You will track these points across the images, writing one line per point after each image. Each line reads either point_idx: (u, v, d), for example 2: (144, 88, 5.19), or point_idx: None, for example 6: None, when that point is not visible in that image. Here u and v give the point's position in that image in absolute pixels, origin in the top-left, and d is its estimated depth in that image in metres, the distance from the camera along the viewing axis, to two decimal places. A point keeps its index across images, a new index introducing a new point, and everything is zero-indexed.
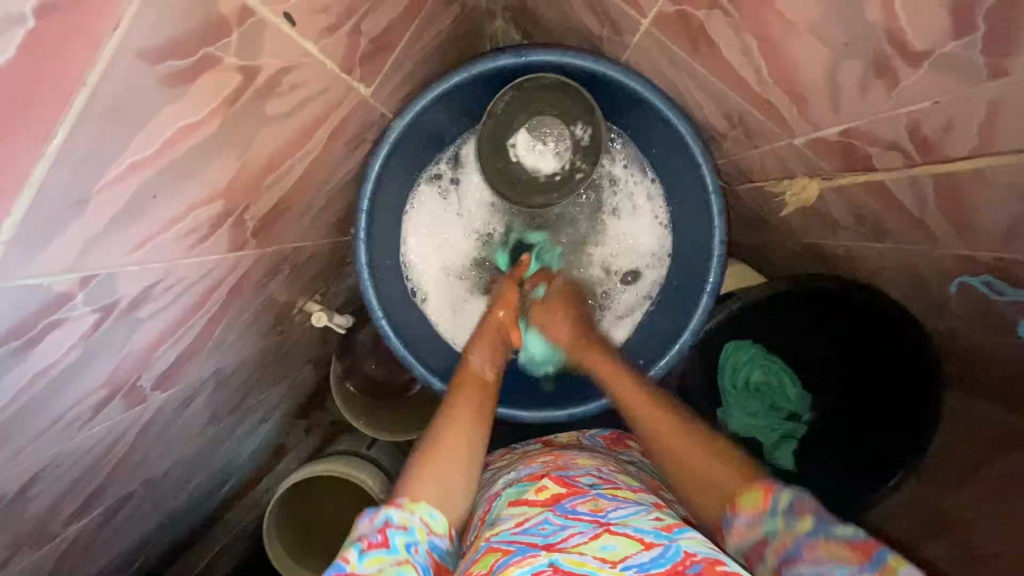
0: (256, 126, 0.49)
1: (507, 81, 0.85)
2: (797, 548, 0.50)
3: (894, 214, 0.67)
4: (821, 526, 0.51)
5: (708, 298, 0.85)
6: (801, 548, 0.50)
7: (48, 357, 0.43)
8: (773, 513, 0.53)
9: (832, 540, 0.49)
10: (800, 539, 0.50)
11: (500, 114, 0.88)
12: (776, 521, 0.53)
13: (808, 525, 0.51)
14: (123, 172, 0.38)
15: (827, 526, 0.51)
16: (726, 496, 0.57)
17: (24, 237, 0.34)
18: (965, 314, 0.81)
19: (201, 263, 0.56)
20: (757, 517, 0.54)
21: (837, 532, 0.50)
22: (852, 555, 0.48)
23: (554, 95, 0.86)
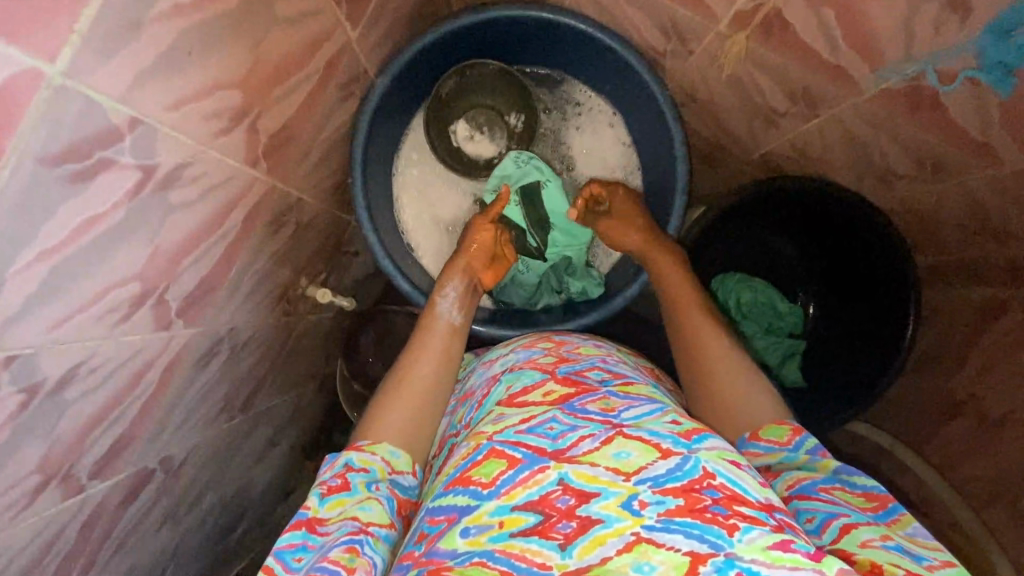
0: (267, 20, 0.57)
1: (447, 71, 0.99)
2: (812, 487, 0.55)
3: (817, 71, 0.78)
4: (843, 473, 0.56)
5: (680, 193, 0.94)
6: (817, 486, 0.55)
7: (97, 202, 0.48)
8: (797, 452, 0.59)
9: (847, 487, 0.55)
10: (819, 481, 0.56)
11: (445, 97, 1.02)
12: (797, 458, 0.59)
13: (830, 468, 0.57)
14: (168, 12, 0.45)
15: (846, 473, 0.56)
16: (754, 426, 0.62)
17: (91, 43, 0.40)
18: (907, 173, 0.90)
19: (223, 165, 0.62)
20: (782, 448, 0.60)
21: (856, 481, 0.55)
22: (867, 504, 0.53)
23: (491, 77, 1.02)
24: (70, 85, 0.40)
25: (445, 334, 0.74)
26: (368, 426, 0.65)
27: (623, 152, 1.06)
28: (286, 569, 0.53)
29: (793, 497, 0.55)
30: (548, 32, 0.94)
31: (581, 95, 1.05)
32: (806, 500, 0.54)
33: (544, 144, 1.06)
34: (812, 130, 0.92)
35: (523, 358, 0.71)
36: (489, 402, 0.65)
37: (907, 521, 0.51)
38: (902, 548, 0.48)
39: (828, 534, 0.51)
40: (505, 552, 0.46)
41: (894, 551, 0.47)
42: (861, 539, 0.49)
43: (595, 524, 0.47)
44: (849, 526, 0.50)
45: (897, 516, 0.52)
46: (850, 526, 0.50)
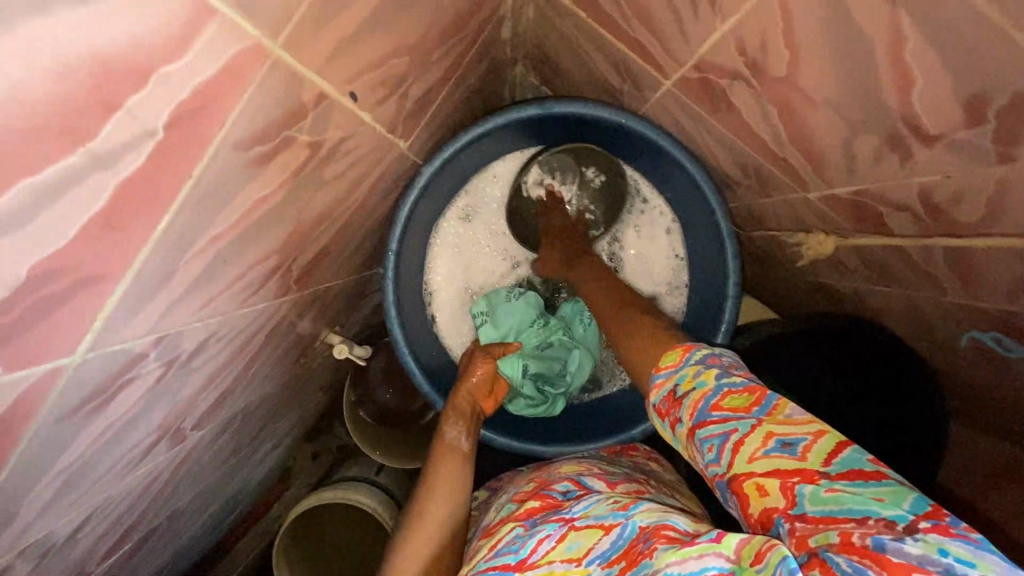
0: (314, 189, 0.51)
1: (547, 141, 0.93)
2: (705, 407, 0.47)
3: (902, 264, 0.70)
4: (724, 377, 0.48)
5: (723, 335, 0.88)
6: (708, 406, 0.46)
7: (117, 411, 0.45)
8: (689, 369, 0.51)
9: (732, 388, 0.46)
10: (709, 396, 0.47)
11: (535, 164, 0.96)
12: (688, 374, 0.50)
13: (714, 377, 0.48)
14: (202, 246, 0.40)
15: (728, 376, 0.48)
16: (654, 365, 0.55)
17: (118, 312, 0.36)
18: (968, 357, 0.83)
19: (250, 313, 0.58)
20: (676, 372, 0.52)
21: (735, 377, 0.47)
22: (748, 395, 0.45)
23: (590, 162, 0.96)
24: (94, 354, 0.36)
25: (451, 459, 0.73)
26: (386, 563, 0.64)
27: (674, 264, 0.99)
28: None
29: (695, 427, 0.47)
30: (624, 135, 0.87)
31: (651, 198, 0.98)
32: (702, 427, 0.46)
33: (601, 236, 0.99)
34: (880, 292, 0.86)
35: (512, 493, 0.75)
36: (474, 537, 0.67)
37: (784, 402, 0.44)
38: (784, 439, 0.42)
39: (723, 459, 0.44)
40: None
41: (777, 456, 0.42)
42: (750, 455, 0.43)
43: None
44: (739, 443, 0.43)
45: (776, 401, 0.45)
46: (739, 442, 0.44)
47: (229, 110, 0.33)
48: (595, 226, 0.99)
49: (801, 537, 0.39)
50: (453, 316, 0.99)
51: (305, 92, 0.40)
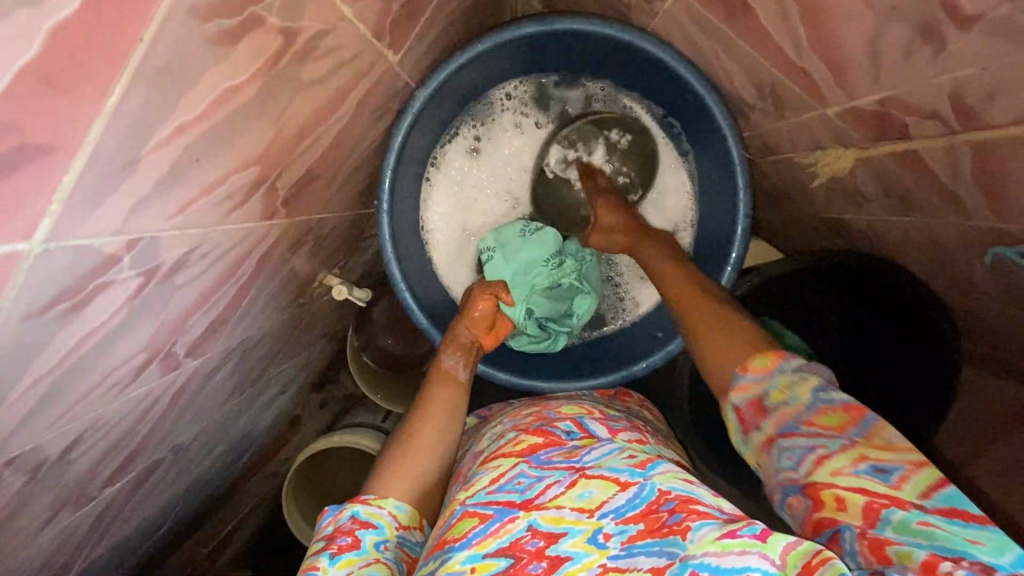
0: (293, 91, 0.48)
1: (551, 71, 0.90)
2: (794, 423, 0.51)
3: (925, 185, 0.66)
4: (819, 394, 0.51)
5: (731, 270, 0.84)
6: (799, 421, 0.51)
7: (95, 319, 0.44)
8: (781, 376, 0.54)
9: (828, 407, 0.50)
10: (800, 410, 0.51)
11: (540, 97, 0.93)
12: (780, 382, 0.54)
13: (810, 392, 0.52)
14: (169, 134, 0.37)
15: (824, 392, 0.51)
16: (741, 360, 0.57)
17: (77, 201, 0.34)
18: (989, 290, 0.80)
19: (236, 231, 0.56)
20: (765, 377, 0.55)
21: (834, 397, 0.51)
22: (844, 419, 0.49)
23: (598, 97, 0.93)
24: (53, 246, 0.34)
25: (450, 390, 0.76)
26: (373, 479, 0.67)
27: (687, 199, 0.94)
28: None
29: (778, 438, 0.51)
30: (630, 54, 0.81)
31: (663, 130, 0.93)
32: (785, 436, 0.51)
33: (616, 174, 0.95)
34: (898, 224, 0.82)
35: (507, 425, 0.76)
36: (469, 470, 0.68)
37: (885, 428, 0.47)
38: (876, 467, 0.46)
39: (803, 467, 0.48)
40: None
41: (864, 477, 0.45)
42: (833, 469, 0.47)
43: (565, 561, 0.50)
44: (823, 458, 0.48)
45: (874, 426, 0.48)
46: (824, 457, 0.48)
47: None
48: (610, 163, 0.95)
49: (876, 546, 0.42)
50: (452, 253, 0.97)
51: None
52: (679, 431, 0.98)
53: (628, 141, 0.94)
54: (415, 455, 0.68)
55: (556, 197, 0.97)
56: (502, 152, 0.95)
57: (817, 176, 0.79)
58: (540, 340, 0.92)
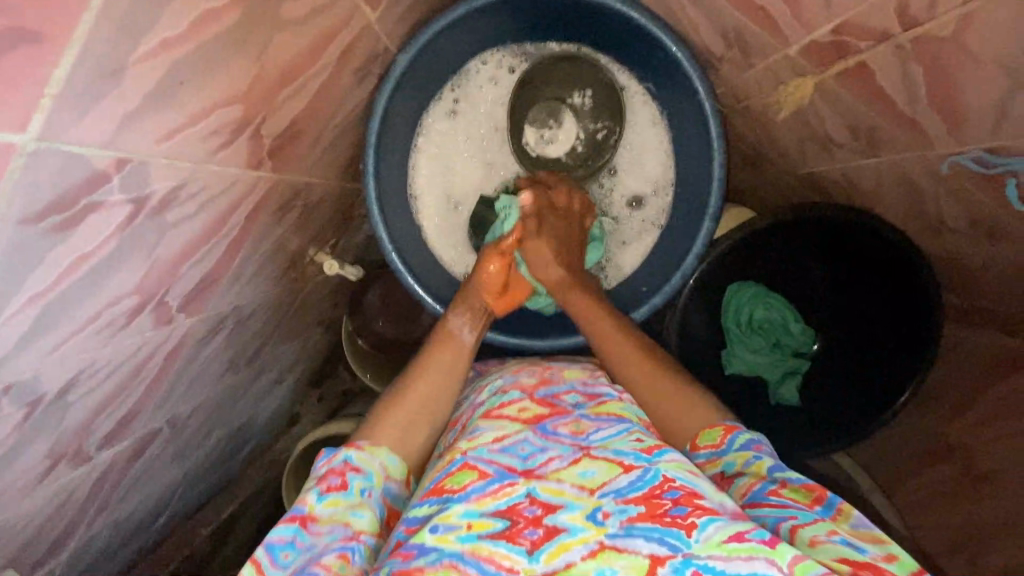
0: (273, 27, 0.51)
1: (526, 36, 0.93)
2: (762, 492, 0.58)
3: (887, 117, 0.69)
4: (776, 470, 0.60)
5: (709, 221, 0.87)
6: (764, 490, 0.58)
7: (87, 241, 0.46)
8: (733, 454, 0.64)
9: (790, 483, 0.58)
10: (766, 483, 0.59)
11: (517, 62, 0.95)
12: (735, 461, 0.63)
13: (766, 467, 0.61)
14: (155, 47, 0.40)
15: (779, 471, 0.60)
16: (692, 436, 0.67)
17: (67, 100, 0.36)
18: (960, 227, 0.82)
19: (223, 175, 0.58)
20: (717, 453, 0.65)
21: (791, 476, 0.59)
22: (809, 499, 0.56)
23: (573, 60, 0.95)
24: (44, 147, 0.36)
25: (452, 353, 0.76)
26: (369, 429, 0.68)
27: (664, 157, 0.96)
28: (276, 562, 0.56)
29: (747, 505, 0.58)
30: (601, 15, 0.85)
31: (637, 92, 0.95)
32: (755, 507, 0.57)
33: (592, 139, 0.98)
34: (869, 168, 0.84)
35: (507, 380, 0.75)
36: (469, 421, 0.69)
37: (848, 512, 0.55)
38: (850, 541, 0.51)
39: (783, 534, 0.54)
40: (473, 553, 0.51)
41: (841, 546, 0.50)
42: (809, 537, 0.52)
43: (560, 532, 0.52)
44: (797, 527, 0.53)
45: (836, 507, 0.55)
46: (798, 526, 0.53)
47: None
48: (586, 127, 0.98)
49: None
50: (440, 224, 0.99)
51: None
52: None
53: (604, 106, 0.97)
54: (409, 410, 0.69)
55: (536, 161, 0.99)
56: (481, 116, 0.97)
57: (783, 110, 0.81)
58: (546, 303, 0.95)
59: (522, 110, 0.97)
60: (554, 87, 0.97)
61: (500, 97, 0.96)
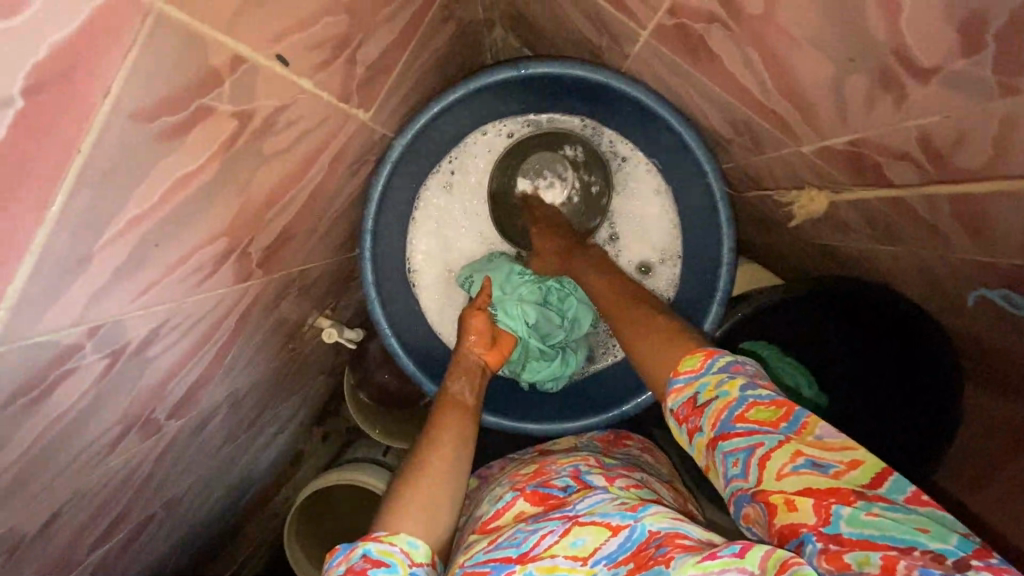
0: (255, 165, 0.49)
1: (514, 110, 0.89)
2: (729, 421, 0.46)
3: (907, 219, 0.65)
4: (748, 388, 0.47)
5: (719, 305, 0.84)
6: (733, 416, 0.46)
7: (62, 404, 0.44)
8: (710, 375, 0.50)
9: (759, 401, 0.46)
10: (733, 406, 0.46)
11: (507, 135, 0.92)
12: (709, 382, 0.49)
13: (737, 386, 0.47)
14: (123, 228, 0.38)
15: (751, 388, 0.47)
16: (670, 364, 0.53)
17: (25, 306, 0.34)
18: (986, 316, 0.78)
19: (209, 299, 0.56)
20: (695, 378, 0.51)
21: (763, 392, 0.47)
22: (777, 416, 0.45)
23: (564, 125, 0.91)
24: (5, 350, 0.34)
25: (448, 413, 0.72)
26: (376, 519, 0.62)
27: (669, 230, 0.92)
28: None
29: (716, 442, 0.46)
30: (605, 94, 0.82)
31: (633, 159, 0.91)
32: (725, 440, 0.46)
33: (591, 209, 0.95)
34: (886, 253, 0.80)
35: (506, 485, 0.72)
36: (467, 535, 0.67)
37: (815, 423, 0.44)
38: (815, 462, 0.42)
39: (750, 474, 0.44)
40: None
41: (808, 475, 0.41)
42: (777, 469, 0.43)
43: None
44: (764, 460, 0.43)
45: (805, 420, 0.44)
46: (764, 457, 0.43)
47: (111, 74, 0.31)
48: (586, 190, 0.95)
49: (834, 553, 0.39)
50: (439, 299, 0.95)
51: (214, 56, 0.37)
52: (678, 467, 0.96)
53: (602, 172, 0.93)
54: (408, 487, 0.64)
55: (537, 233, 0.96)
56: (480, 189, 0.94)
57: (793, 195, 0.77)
58: (553, 359, 0.92)
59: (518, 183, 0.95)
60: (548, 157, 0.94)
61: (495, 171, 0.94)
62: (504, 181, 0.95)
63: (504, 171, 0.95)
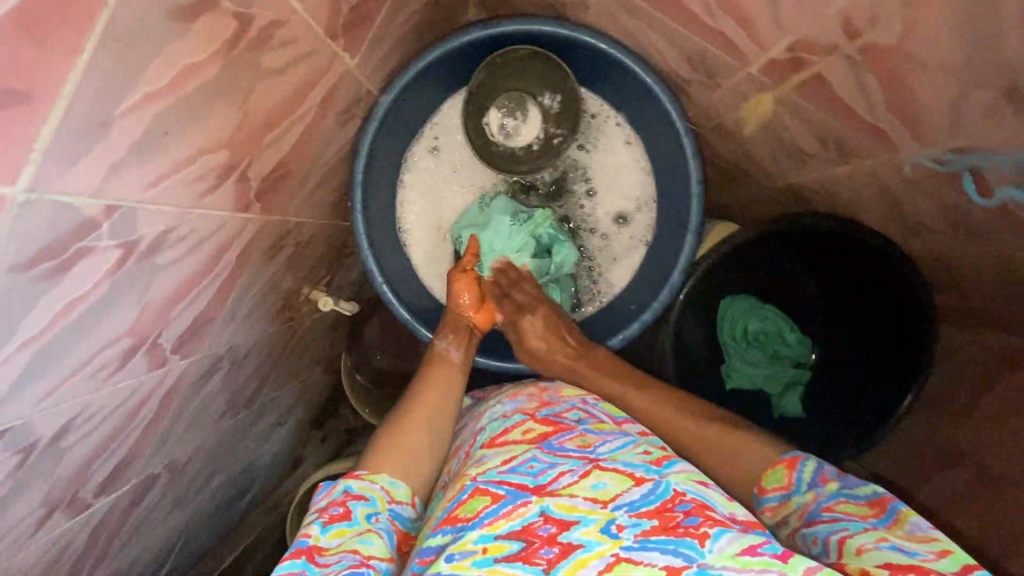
0: (254, 77, 0.54)
1: (484, 58, 0.93)
2: (817, 510, 0.60)
3: (851, 125, 0.71)
4: (845, 491, 0.60)
5: (692, 236, 0.90)
6: (821, 507, 0.60)
7: (78, 286, 0.48)
8: (801, 490, 0.62)
9: (851, 500, 0.59)
10: (823, 500, 0.60)
11: (481, 86, 0.96)
12: (803, 500, 0.61)
13: (833, 489, 0.60)
14: (138, 102, 0.43)
15: (848, 489, 0.60)
16: (758, 481, 0.65)
17: (55, 155, 0.38)
18: (942, 227, 0.83)
19: (212, 218, 0.61)
20: (787, 494, 0.63)
21: (860, 493, 0.59)
22: (868, 511, 0.57)
23: (533, 65, 0.94)
24: (36, 198, 0.39)
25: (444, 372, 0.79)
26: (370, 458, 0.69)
27: (641, 176, 0.99)
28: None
29: (805, 527, 0.60)
30: (571, 48, 0.89)
31: (602, 110, 0.98)
32: (810, 526, 0.59)
33: (568, 158, 1.00)
34: (842, 175, 0.86)
35: (508, 406, 0.74)
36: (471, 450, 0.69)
37: (906, 518, 0.55)
38: (898, 546, 0.52)
39: (831, 550, 0.56)
40: None
41: (888, 552, 0.51)
42: (856, 546, 0.54)
43: (577, 548, 0.52)
44: (846, 538, 0.55)
45: (897, 515, 0.55)
46: (846, 537, 0.55)
47: None
48: (561, 137, 0.99)
49: None
50: (429, 254, 1.02)
51: None
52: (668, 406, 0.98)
53: (575, 118, 0.98)
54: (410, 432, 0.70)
55: (518, 185, 1.01)
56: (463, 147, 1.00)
57: (747, 118, 0.82)
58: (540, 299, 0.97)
59: (494, 131, 0.99)
60: (520, 102, 0.97)
61: (473, 123, 0.98)
62: (482, 132, 0.99)
63: (481, 121, 0.98)
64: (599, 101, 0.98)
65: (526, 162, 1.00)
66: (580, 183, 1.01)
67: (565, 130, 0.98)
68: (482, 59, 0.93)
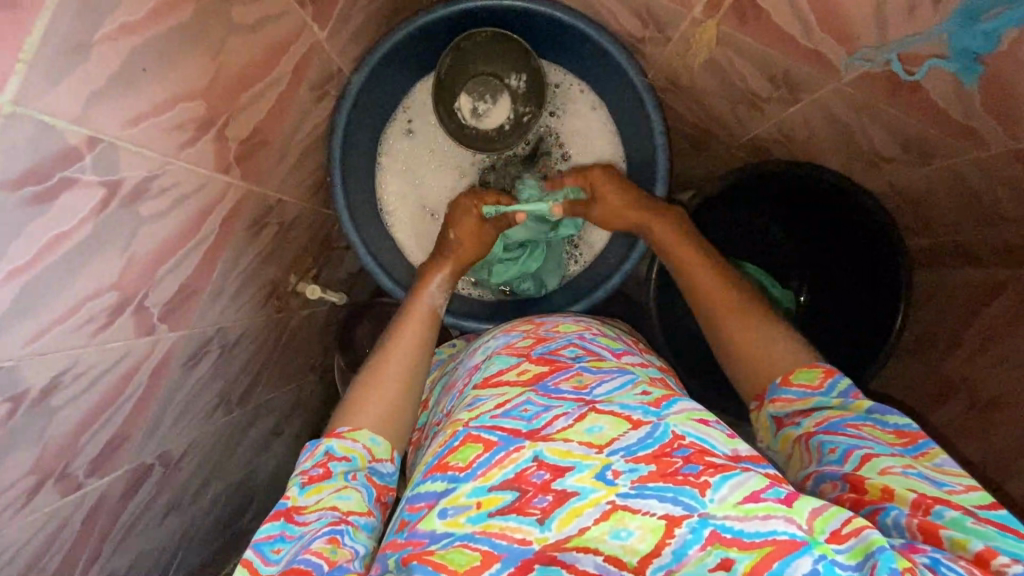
0: (226, 29, 0.58)
1: (444, 46, 0.98)
2: (841, 424, 0.54)
3: (796, 53, 0.75)
4: (875, 413, 0.55)
5: (661, 184, 0.94)
6: (845, 423, 0.54)
7: (63, 219, 0.49)
8: (829, 395, 0.58)
9: (879, 424, 0.54)
10: (849, 417, 0.55)
11: (446, 71, 1.00)
12: (829, 401, 0.58)
13: (862, 408, 0.56)
14: (116, 31, 0.46)
15: (879, 413, 0.55)
16: (785, 373, 0.62)
17: (39, 69, 0.41)
18: (897, 153, 0.86)
19: (193, 173, 0.63)
20: (812, 392, 0.59)
21: (889, 420, 0.54)
22: (895, 439, 0.52)
23: (491, 46, 0.99)
24: (20, 112, 0.41)
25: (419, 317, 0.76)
26: (349, 413, 0.64)
27: (609, 136, 1.04)
28: (265, 561, 0.52)
29: (821, 433, 0.55)
30: (526, 20, 0.94)
31: (564, 80, 1.03)
32: (829, 434, 0.54)
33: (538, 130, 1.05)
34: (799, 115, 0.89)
35: (502, 341, 0.69)
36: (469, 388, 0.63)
37: (936, 454, 0.50)
38: (926, 475, 0.48)
39: (848, 463, 0.51)
40: (485, 532, 0.46)
41: (913, 478, 0.47)
42: (881, 466, 0.49)
43: (571, 496, 0.47)
44: (871, 456, 0.50)
45: (926, 450, 0.51)
46: (870, 454, 0.50)
47: None
48: (528, 111, 1.03)
49: (918, 527, 0.44)
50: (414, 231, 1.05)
51: None
52: None
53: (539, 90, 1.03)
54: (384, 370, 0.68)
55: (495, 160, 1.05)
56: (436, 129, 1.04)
57: (698, 58, 0.86)
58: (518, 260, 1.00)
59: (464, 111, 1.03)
60: (485, 82, 1.02)
61: (444, 106, 1.02)
62: (453, 114, 1.03)
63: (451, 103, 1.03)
64: (560, 72, 1.03)
65: (498, 138, 1.04)
66: (552, 151, 1.05)
67: (532, 104, 1.03)
68: (441, 46, 0.98)
